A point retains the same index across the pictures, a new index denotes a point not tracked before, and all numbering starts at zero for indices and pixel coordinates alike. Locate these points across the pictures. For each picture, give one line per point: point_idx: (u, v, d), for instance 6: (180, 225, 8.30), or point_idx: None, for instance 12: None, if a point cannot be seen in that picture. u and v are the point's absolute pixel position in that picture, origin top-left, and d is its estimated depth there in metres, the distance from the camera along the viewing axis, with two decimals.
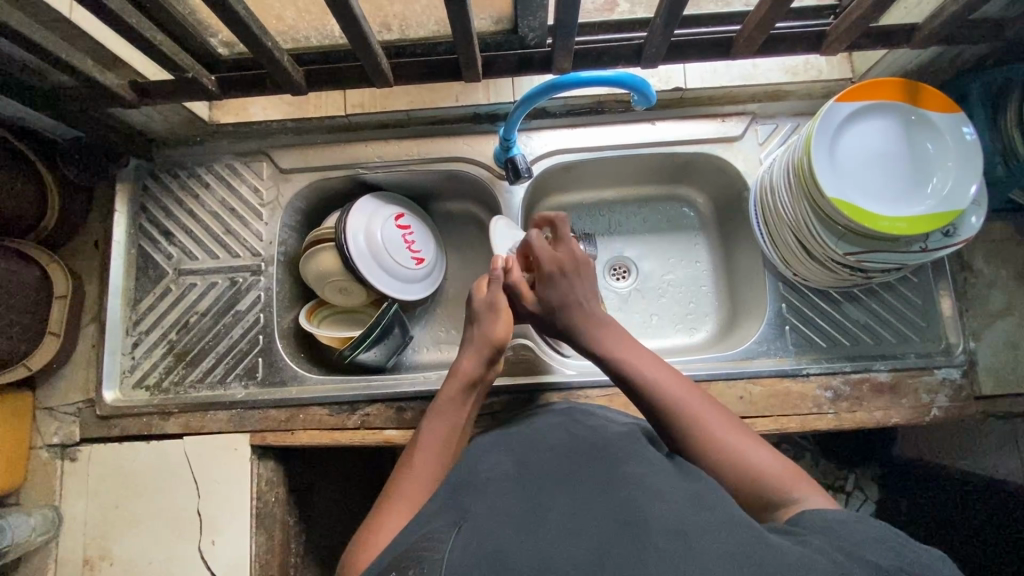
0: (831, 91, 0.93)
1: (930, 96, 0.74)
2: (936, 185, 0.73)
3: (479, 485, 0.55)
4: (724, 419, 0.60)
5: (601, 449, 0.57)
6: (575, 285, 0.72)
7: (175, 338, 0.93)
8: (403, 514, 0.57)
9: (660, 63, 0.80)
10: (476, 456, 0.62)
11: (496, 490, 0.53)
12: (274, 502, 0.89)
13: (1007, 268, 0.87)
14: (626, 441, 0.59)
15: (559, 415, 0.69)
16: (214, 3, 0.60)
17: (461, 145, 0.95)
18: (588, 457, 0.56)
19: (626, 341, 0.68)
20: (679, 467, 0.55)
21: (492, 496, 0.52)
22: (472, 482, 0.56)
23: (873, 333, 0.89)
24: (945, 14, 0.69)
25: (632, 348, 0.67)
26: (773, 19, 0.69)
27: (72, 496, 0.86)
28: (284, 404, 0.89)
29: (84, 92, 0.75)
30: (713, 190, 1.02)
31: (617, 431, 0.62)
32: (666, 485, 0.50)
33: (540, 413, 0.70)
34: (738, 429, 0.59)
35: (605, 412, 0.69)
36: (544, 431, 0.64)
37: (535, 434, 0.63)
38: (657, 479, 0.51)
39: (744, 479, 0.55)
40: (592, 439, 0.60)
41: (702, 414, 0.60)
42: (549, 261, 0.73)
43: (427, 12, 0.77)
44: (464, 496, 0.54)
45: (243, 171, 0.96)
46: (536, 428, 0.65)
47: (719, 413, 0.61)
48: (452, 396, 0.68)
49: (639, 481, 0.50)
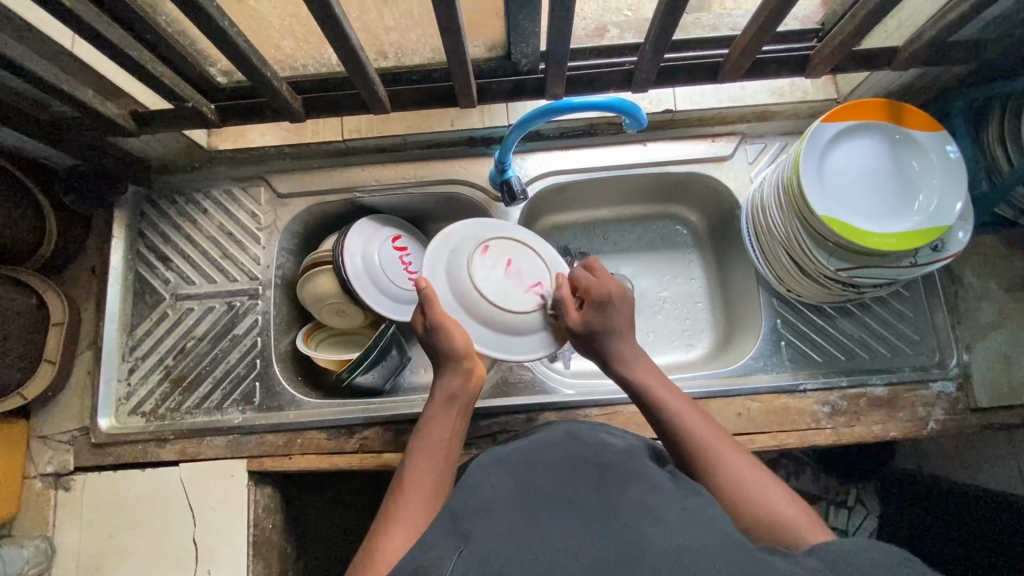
0: (818, 111, 0.95)
1: (913, 115, 0.76)
2: (922, 203, 0.75)
3: (476, 503, 0.53)
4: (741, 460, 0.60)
5: (599, 466, 0.57)
6: (618, 317, 0.73)
7: (171, 363, 0.93)
8: (406, 534, 0.56)
9: (650, 88, 0.82)
10: (475, 470, 0.61)
11: (497, 505, 0.52)
12: (270, 529, 0.88)
13: (997, 280, 0.89)
14: (625, 460, 0.59)
15: (558, 431, 0.68)
16: (216, 38, 0.62)
17: (457, 168, 0.97)
18: (587, 476, 0.56)
19: (654, 373, 0.70)
20: (679, 484, 0.55)
21: (492, 512, 0.51)
22: (471, 497, 0.55)
23: (868, 348, 0.90)
24: (925, 37, 0.71)
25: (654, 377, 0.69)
26: (759, 43, 0.71)
27: (66, 526, 0.85)
28: (281, 429, 0.88)
29: (86, 122, 0.76)
30: (706, 208, 1.03)
31: (616, 450, 0.62)
32: (665, 507, 0.50)
33: (539, 430, 0.70)
34: (748, 460, 0.61)
35: (602, 431, 0.68)
36: (541, 448, 0.63)
37: (533, 452, 0.62)
38: (656, 498, 0.51)
39: (758, 516, 0.56)
40: (591, 459, 0.59)
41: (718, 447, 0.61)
42: (597, 284, 0.74)
43: (423, 40, 0.79)
44: (464, 509, 0.53)
45: (241, 196, 0.97)
46: (534, 444, 0.65)
47: (735, 451, 0.61)
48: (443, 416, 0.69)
49: (638, 502, 0.50)
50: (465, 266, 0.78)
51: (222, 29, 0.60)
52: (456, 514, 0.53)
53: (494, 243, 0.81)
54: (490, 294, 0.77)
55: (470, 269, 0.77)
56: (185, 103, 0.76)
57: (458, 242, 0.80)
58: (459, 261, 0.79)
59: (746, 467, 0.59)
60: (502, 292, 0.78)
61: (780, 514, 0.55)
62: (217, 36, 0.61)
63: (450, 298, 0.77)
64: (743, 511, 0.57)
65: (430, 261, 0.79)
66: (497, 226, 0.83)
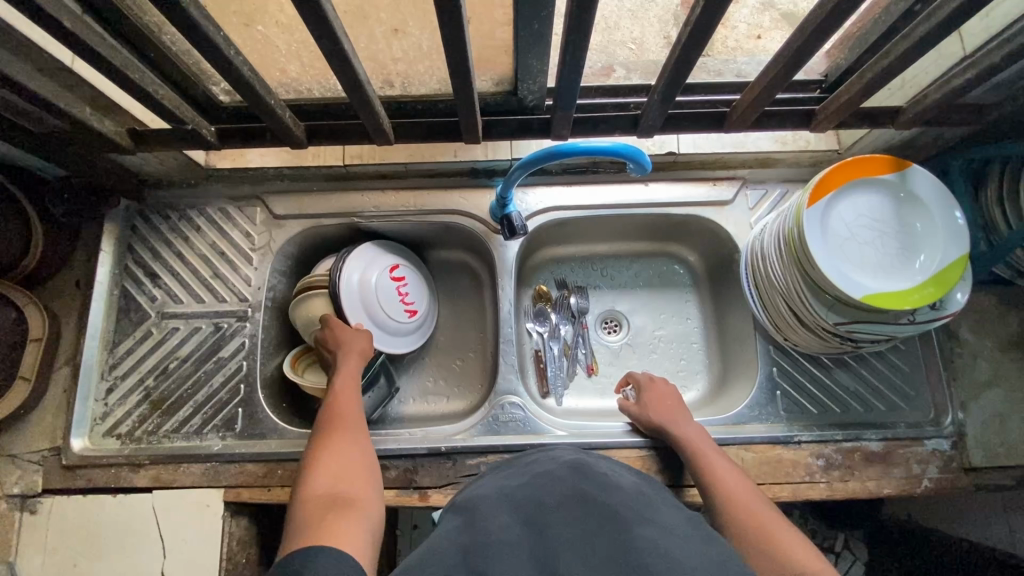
0: (819, 161, 0.95)
1: (918, 175, 0.76)
2: (924, 262, 0.75)
3: (484, 542, 0.48)
4: (762, 506, 0.67)
5: (611, 509, 0.52)
6: (671, 400, 0.85)
7: (152, 384, 0.90)
8: (340, 451, 0.69)
9: (655, 133, 0.82)
10: (481, 505, 0.56)
11: (505, 550, 0.47)
12: (244, 564, 0.84)
13: (992, 338, 0.89)
14: (636, 501, 0.54)
15: (564, 458, 0.64)
16: (220, 66, 0.61)
17: (458, 198, 0.96)
18: (599, 510, 0.52)
19: (692, 426, 0.81)
20: (695, 530, 0.52)
21: (502, 560, 0.46)
22: (478, 538, 0.49)
23: (863, 401, 0.89)
24: (929, 99, 0.72)
25: (702, 446, 0.77)
26: (764, 99, 0.72)
27: (29, 552, 0.81)
28: (262, 459, 0.85)
29: (80, 138, 0.74)
30: (704, 249, 1.03)
31: (626, 488, 0.57)
32: (686, 558, 0.46)
33: (543, 456, 0.67)
34: (777, 514, 0.66)
35: (608, 466, 0.63)
36: (551, 477, 0.58)
37: (540, 486, 0.57)
38: (673, 544, 0.48)
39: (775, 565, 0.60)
40: (601, 498, 0.53)
41: (741, 494, 0.69)
42: (648, 382, 0.89)
43: (429, 72, 0.78)
44: (474, 549, 0.48)
45: (236, 215, 0.96)
46: (541, 473, 0.60)
47: (762, 501, 0.69)
48: (344, 393, 0.79)
49: (656, 545, 0.47)
50: (831, 233, 0.76)
51: (229, 57, 0.59)
52: (466, 556, 0.47)
53: (857, 237, 0.76)
54: (848, 243, 0.76)
55: (837, 224, 0.76)
56: (185, 126, 0.75)
57: (838, 229, 0.76)
58: (835, 239, 0.75)
59: (786, 528, 0.64)
60: (852, 232, 0.76)
61: (790, 549, 0.61)
62: (223, 64, 0.60)
63: (839, 245, 0.75)
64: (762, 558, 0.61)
65: (829, 247, 0.75)
66: (882, 228, 0.77)
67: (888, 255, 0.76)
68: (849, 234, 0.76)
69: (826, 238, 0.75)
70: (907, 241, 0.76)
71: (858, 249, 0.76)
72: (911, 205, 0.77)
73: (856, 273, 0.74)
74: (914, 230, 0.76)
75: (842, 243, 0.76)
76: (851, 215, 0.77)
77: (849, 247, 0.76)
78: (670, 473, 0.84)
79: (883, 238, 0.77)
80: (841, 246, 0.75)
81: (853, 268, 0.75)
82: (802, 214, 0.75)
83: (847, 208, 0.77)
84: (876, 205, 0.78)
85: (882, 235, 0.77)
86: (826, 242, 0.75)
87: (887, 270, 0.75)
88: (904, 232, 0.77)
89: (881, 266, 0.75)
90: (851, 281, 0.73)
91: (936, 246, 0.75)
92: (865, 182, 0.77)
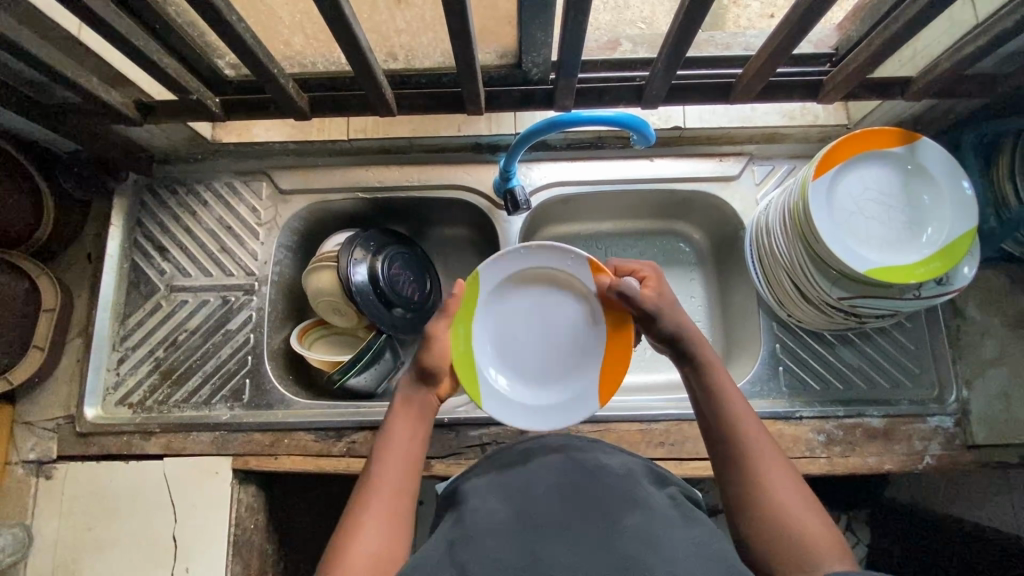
0: (829, 136, 0.94)
1: (927, 146, 0.75)
2: (930, 235, 0.74)
3: (471, 537, 0.49)
4: (789, 482, 0.56)
5: (601, 495, 0.52)
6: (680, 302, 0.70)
7: (162, 355, 0.91)
8: (377, 536, 0.55)
9: (659, 104, 0.81)
10: (470, 496, 0.57)
11: (495, 541, 0.48)
12: (252, 529, 0.87)
13: (999, 317, 0.88)
14: (625, 485, 0.54)
15: (555, 442, 0.64)
16: (223, 33, 0.61)
17: (463, 173, 0.96)
18: (585, 497, 0.52)
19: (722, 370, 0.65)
20: (682, 515, 0.52)
21: (489, 552, 0.47)
22: (467, 533, 0.50)
23: (866, 377, 0.89)
24: (939, 69, 0.71)
25: (727, 388, 0.63)
26: (770, 68, 0.71)
27: (45, 514, 0.84)
28: (269, 428, 0.86)
29: (87, 109, 0.75)
30: (710, 226, 1.02)
31: (617, 470, 0.57)
32: (671, 546, 0.47)
33: (537, 440, 0.67)
34: (801, 489, 0.56)
35: (599, 449, 0.63)
36: (540, 466, 0.58)
37: (528, 475, 0.57)
38: (659, 529, 0.48)
39: (796, 558, 0.52)
40: (589, 485, 0.54)
41: (764, 458, 0.58)
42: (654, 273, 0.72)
43: (433, 45, 0.78)
44: (462, 544, 0.48)
45: (242, 190, 0.97)
46: (531, 460, 0.60)
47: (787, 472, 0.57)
48: (397, 473, 0.60)
49: (641, 531, 0.48)
50: (839, 206, 0.75)
51: (231, 25, 0.60)
52: (450, 550, 0.49)
53: (867, 211, 0.76)
54: (857, 216, 0.75)
55: (850, 195, 0.76)
56: (190, 96, 0.75)
57: (853, 199, 0.75)
58: (843, 210, 0.75)
59: (807, 511, 0.54)
60: (866, 203, 0.75)
61: (804, 535, 0.53)
62: (223, 29, 0.60)
63: (848, 217, 0.75)
64: (773, 548, 0.53)
65: (837, 220, 0.74)
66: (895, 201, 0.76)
67: (899, 230, 0.75)
68: (858, 206, 0.76)
69: (831, 209, 0.75)
70: (922, 217, 0.75)
71: (867, 221, 0.75)
72: (922, 178, 0.76)
73: (861, 247, 0.74)
74: (926, 203, 0.75)
75: (850, 216, 0.75)
76: (863, 188, 0.76)
77: (858, 219, 0.75)
78: (670, 447, 0.85)
79: (897, 212, 0.76)
80: (848, 218, 0.75)
81: (858, 242, 0.74)
82: (807, 188, 0.74)
83: (860, 180, 0.76)
84: (888, 177, 0.76)
85: (894, 208, 0.76)
86: (832, 213, 0.74)
87: (893, 244, 0.75)
88: (918, 207, 0.75)
89: (886, 240, 0.75)
90: (856, 256, 0.73)
91: (952, 222, 0.74)
92: (880, 153, 0.76)
